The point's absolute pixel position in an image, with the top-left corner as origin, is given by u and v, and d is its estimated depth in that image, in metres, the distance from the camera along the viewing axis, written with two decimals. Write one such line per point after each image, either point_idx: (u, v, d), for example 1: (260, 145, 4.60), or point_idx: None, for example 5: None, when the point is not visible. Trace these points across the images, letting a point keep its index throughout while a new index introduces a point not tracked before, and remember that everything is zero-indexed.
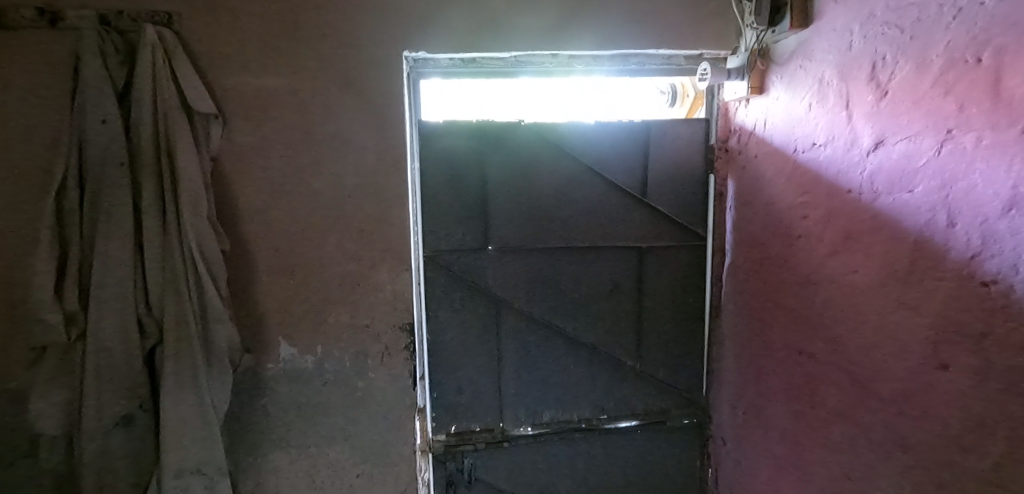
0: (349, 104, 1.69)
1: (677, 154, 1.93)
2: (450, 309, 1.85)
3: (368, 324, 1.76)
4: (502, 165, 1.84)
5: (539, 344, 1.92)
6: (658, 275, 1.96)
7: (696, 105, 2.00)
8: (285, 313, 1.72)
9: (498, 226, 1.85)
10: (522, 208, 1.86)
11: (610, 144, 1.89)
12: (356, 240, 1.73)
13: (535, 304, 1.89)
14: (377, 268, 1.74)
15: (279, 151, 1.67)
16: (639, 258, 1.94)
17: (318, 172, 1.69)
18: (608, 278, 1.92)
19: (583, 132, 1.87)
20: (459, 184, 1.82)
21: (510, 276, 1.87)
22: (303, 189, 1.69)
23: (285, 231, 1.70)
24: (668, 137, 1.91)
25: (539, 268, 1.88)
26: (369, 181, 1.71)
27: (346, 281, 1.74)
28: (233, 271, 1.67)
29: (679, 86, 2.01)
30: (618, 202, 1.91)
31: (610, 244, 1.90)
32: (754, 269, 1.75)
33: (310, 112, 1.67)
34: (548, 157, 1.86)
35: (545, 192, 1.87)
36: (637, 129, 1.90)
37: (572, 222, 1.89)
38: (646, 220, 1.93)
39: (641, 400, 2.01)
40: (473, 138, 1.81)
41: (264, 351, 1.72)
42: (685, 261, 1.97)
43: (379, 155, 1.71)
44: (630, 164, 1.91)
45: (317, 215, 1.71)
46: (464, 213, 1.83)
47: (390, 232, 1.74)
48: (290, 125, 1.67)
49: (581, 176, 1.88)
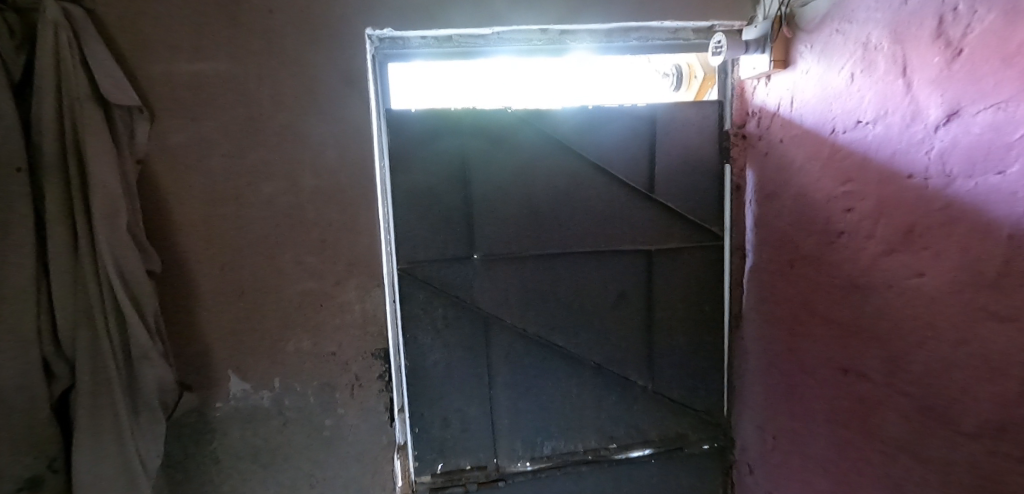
0: (302, 93, 1.42)
1: (687, 142, 1.68)
2: (431, 330, 1.59)
3: (333, 352, 1.49)
4: (487, 160, 1.58)
5: (536, 366, 1.66)
6: (670, 281, 1.71)
7: (705, 87, 1.80)
8: (235, 342, 1.45)
9: (484, 231, 1.59)
10: (511, 209, 1.60)
11: (611, 133, 1.64)
12: (317, 253, 1.46)
13: (531, 320, 1.63)
14: (343, 285, 1.48)
15: (220, 151, 1.41)
16: (648, 264, 1.68)
17: (269, 174, 1.43)
18: (614, 287, 1.67)
19: (579, 120, 1.62)
20: (437, 183, 1.56)
21: (499, 288, 1.61)
22: (251, 195, 1.42)
23: (231, 245, 1.43)
24: (676, 124, 1.66)
25: (533, 278, 1.62)
26: (329, 182, 1.45)
27: (307, 302, 1.47)
28: (169, 294, 1.40)
29: (685, 67, 1.81)
30: (623, 200, 1.66)
31: (615, 247, 1.65)
32: (783, 273, 1.50)
33: (256, 104, 1.41)
34: (540, 150, 1.61)
35: (538, 191, 1.61)
36: (640, 113, 1.64)
37: (570, 224, 1.63)
38: (655, 219, 1.68)
39: (654, 425, 1.76)
40: (451, 129, 1.55)
41: (209, 388, 1.45)
42: (700, 264, 1.72)
43: (341, 152, 1.45)
44: (635, 155, 1.66)
45: (269, 225, 1.44)
46: (444, 218, 1.57)
47: (356, 243, 1.48)
48: (233, 118, 1.41)
49: (578, 171, 1.63)
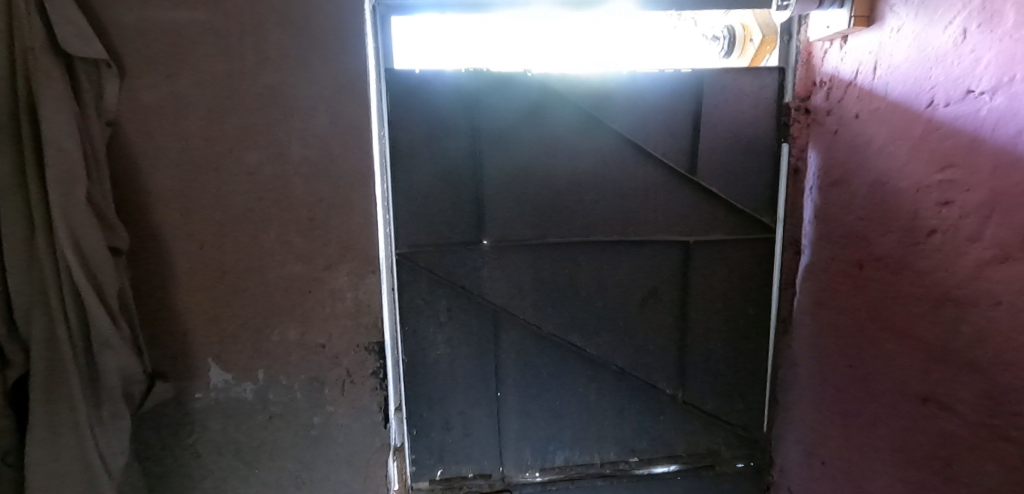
0: (290, 49, 1.24)
1: (739, 116, 1.42)
2: (434, 324, 1.42)
3: (323, 344, 1.33)
4: (502, 133, 1.37)
5: (550, 368, 1.47)
6: (710, 278, 1.48)
7: (762, 53, 1.55)
8: (215, 329, 1.31)
9: (495, 215, 1.39)
10: (528, 190, 1.39)
11: (647, 103, 1.40)
12: (304, 234, 1.29)
13: (546, 317, 1.44)
14: (334, 270, 1.31)
15: (198, 114, 1.23)
16: (686, 258, 1.46)
17: (252, 142, 1.25)
18: (643, 283, 1.46)
19: (611, 87, 1.38)
20: (443, 158, 1.36)
21: (511, 280, 1.41)
22: (231, 165, 1.25)
23: (211, 221, 1.27)
24: (727, 94, 1.41)
25: (551, 270, 1.42)
26: (320, 153, 1.27)
27: (294, 287, 1.31)
28: (143, 273, 1.26)
29: (739, 29, 1.59)
30: (657, 183, 1.43)
31: (646, 237, 1.43)
32: (850, 275, 1.26)
33: (237, 60, 1.23)
34: (563, 121, 1.39)
35: (560, 169, 1.40)
36: (683, 81, 1.40)
37: (595, 208, 1.42)
38: (696, 206, 1.44)
39: (682, 438, 1.56)
40: (461, 95, 1.34)
41: (187, 377, 1.32)
42: (746, 260, 1.49)
43: (334, 118, 1.27)
44: (675, 130, 1.42)
45: (251, 200, 1.27)
46: (450, 198, 1.38)
47: (349, 223, 1.30)
48: (213, 76, 1.23)
49: (607, 148, 1.40)
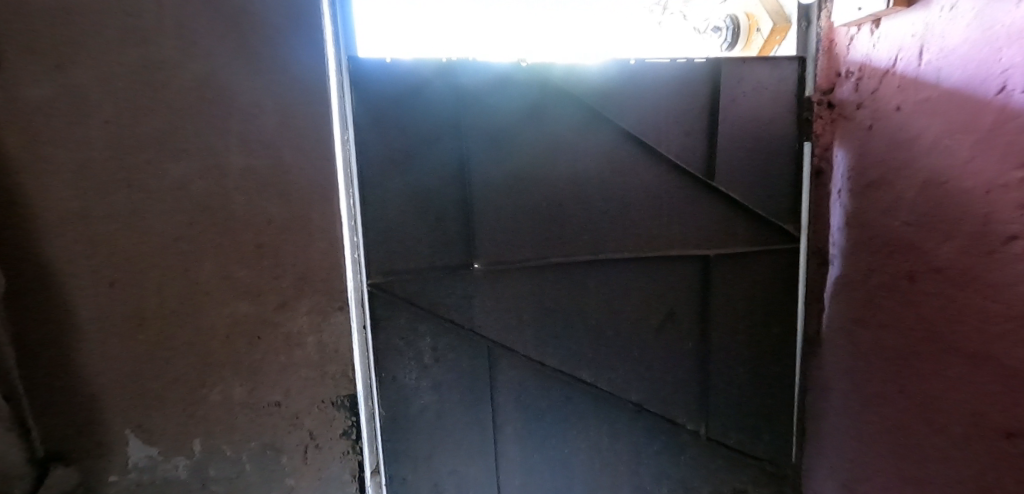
0: (226, 32, 0.98)
1: (759, 111, 1.25)
2: (416, 367, 1.17)
3: (278, 403, 1.07)
4: (492, 135, 1.15)
5: (557, 411, 1.25)
6: (731, 296, 1.30)
7: (771, 43, 1.40)
8: (133, 392, 1.01)
9: (487, 233, 1.16)
10: (525, 201, 1.18)
11: (658, 97, 1.22)
12: (251, 266, 1.03)
13: (551, 351, 1.22)
14: (291, 310, 1.05)
15: (103, 115, 0.94)
16: (705, 275, 1.28)
17: (178, 150, 0.98)
18: (659, 305, 1.26)
19: (615, 78, 1.19)
20: (423, 166, 1.13)
21: (508, 310, 1.19)
22: (150, 180, 0.97)
23: (125, 253, 0.98)
24: (745, 86, 1.24)
25: (554, 295, 1.20)
26: (269, 163, 1.01)
27: (239, 333, 1.04)
28: (29, 327, 0.94)
29: (743, 18, 1.45)
30: (672, 189, 1.24)
31: (661, 253, 1.24)
32: (898, 289, 1.11)
33: (155, 46, 0.95)
34: (563, 120, 1.18)
35: (560, 176, 1.19)
36: (695, 72, 1.22)
37: (603, 221, 1.21)
38: (715, 215, 1.27)
39: (704, 479, 1.38)
40: (442, 89, 1.12)
41: (96, 458, 1.01)
42: (769, 274, 1.32)
43: (285, 118, 1.01)
44: (688, 128, 1.24)
45: (179, 225, 0.99)
46: (433, 214, 1.14)
47: (309, 249, 1.04)
48: (123, 67, 0.95)
49: (613, 150, 1.21)
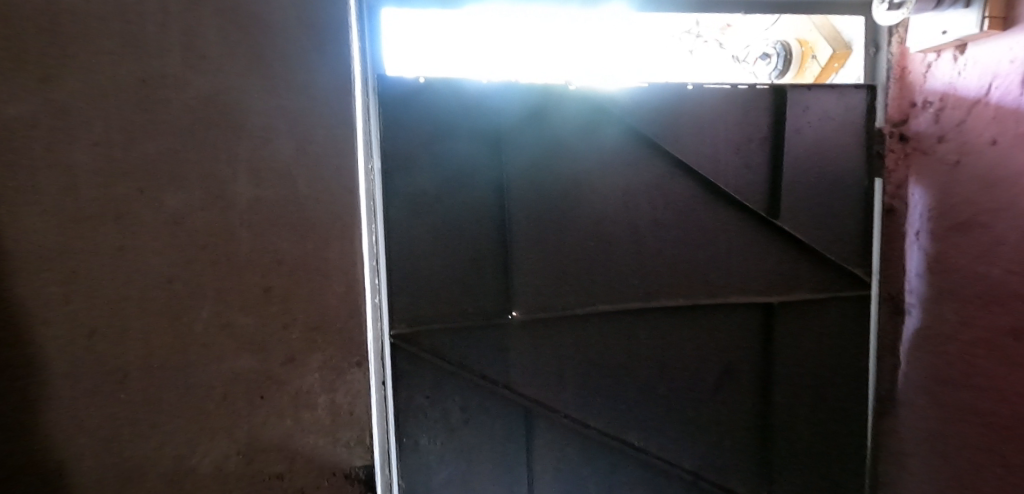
0: (240, 45, 0.86)
1: (826, 143, 1.13)
2: (442, 432, 1.02)
3: (281, 475, 0.91)
4: (533, 166, 1.03)
5: (600, 480, 1.10)
6: (795, 350, 1.15)
7: (829, 71, 1.28)
8: (109, 463, 0.85)
9: (525, 276, 1.03)
10: (568, 240, 1.04)
11: (717, 126, 1.09)
12: (255, 313, 0.88)
13: (595, 412, 1.07)
14: (300, 365, 0.90)
15: (92, 136, 0.81)
16: (768, 326, 1.13)
17: (177, 178, 0.84)
18: (715, 360, 1.12)
19: (670, 104, 1.07)
20: (456, 199, 1.00)
21: (548, 365, 1.04)
22: (143, 213, 0.84)
23: (109, 296, 0.83)
24: (811, 116, 1.12)
25: (598, 347, 1.06)
26: (281, 194, 0.88)
27: (239, 393, 0.88)
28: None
29: (795, 44, 1.34)
30: (731, 229, 1.11)
31: (718, 301, 1.10)
32: (997, 349, 0.96)
33: (158, 59, 0.83)
34: (612, 150, 1.05)
35: (608, 212, 1.06)
36: (757, 99, 1.11)
37: (655, 264, 1.08)
38: (778, 259, 1.13)
39: None
40: (480, 113, 0.99)
41: None
42: (837, 325, 1.17)
43: (303, 144, 0.89)
44: (749, 161, 1.11)
45: (174, 264, 0.85)
46: (465, 254, 1.01)
47: (323, 295, 0.90)
48: (119, 82, 0.82)
49: (666, 184, 1.08)
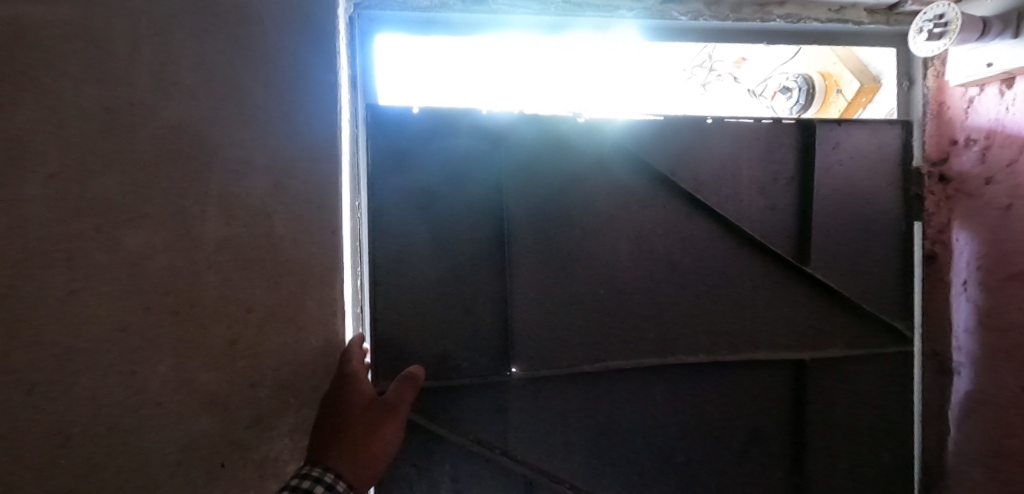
0: (216, 72, 0.78)
1: (858, 183, 1.03)
2: None
3: None
4: (538, 204, 0.93)
5: None
6: (829, 413, 1.03)
7: (856, 105, 1.21)
8: None
9: (528, 327, 0.92)
10: (576, 286, 0.94)
11: (739, 164, 1.00)
12: (220, 369, 0.79)
13: (604, 482, 0.95)
14: (270, 427, 0.82)
15: (46, 168, 0.72)
16: (799, 386, 1.02)
17: (140, 215, 0.75)
18: (740, 423, 1.00)
19: (688, 139, 0.98)
20: (451, 239, 0.91)
21: (551, 428, 0.93)
22: (98, 253, 0.74)
23: (52, 350, 0.72)
24: (842, 154, 1.02)
25: (609, 408, 0.95)
26: (255, 235, 0.80)
27: (199, 458, 0.78)
28: None
29: (818, 78, 1.27)
30: (755, 277, 1.01)
31: (742, 357, 0.99)
32: None
33: (125, 86, 0.75)
34: (625, 187, 0.96)
35: (620, 256, 0.96)
36: (781, 135, 1.02)
37: (672, 315, 0.98)
38: (807, 310, 1.02)
39: None
40: (479, 146, 0.91)
41: None
42: (877, 385, 1.04)
43: (280, 179, 0.81)
44: (775, 201, 1.01)
45: (130, 310, 0.75)
46: (461, 301, 0.91)
47: (298, 348, 0.83)
48: (83, 109, 0.73)
49: (683, 226, 0.98)
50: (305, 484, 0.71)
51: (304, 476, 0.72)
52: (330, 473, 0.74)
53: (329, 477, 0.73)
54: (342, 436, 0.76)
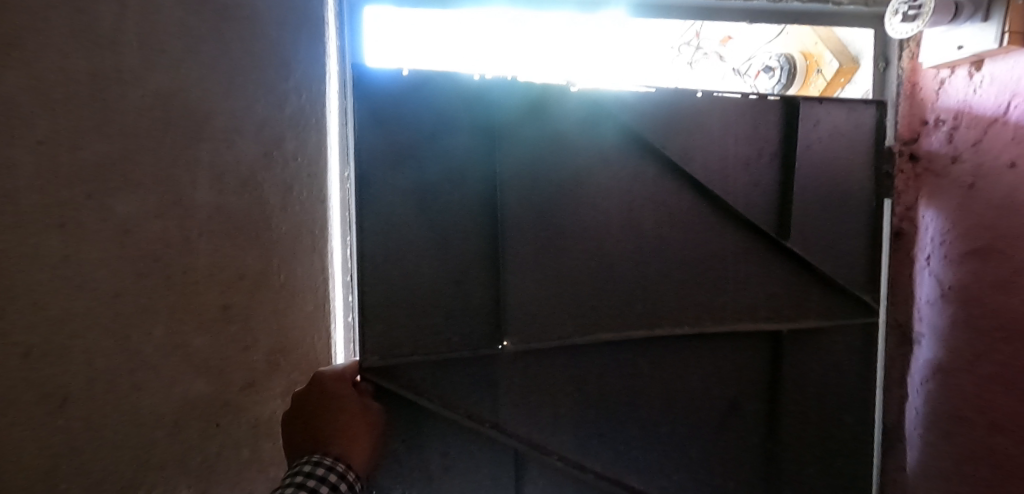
0: (203, 40, 0.79)
1: (835, 160, 1.07)
2: (424, 483, 0.92)
3: None
4: (531, 173, 0.95)
5: None
6: (800, 381, 1.08)
7: (835, 85, 1.24)
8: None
9: (518, 298, 0.95)
10: (569, 255, 0.97)
11: (726, 141, 1.03)
12: (213, 333, 0.82)
13: (594, 453, 0.99)
14: (261, 390, 0.85)
15: (34, 135, 0.73)
16: (777, 358, 1.07)
17: (127, 183, 0.77)
18: (723, 393, 1.05)
19: (675, 113, 1.00)
20: (446, 208, 0.91)
21: (542, 400, 0.96)
22: (87, 218, 0.75)
23: (49, 315, 0.74)
24: (822, 132, 1.06)
25: (597, 380, 0.99)
26: (246, 203, 0.82)
27: (194, 417, 0.82)
28: None
29: (799, 58, 1.31)
30: (737, 252, 1.05)
31: (725, 328, 1.04)
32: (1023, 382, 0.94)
33: (111, 53, 0.75)
34: (615, 158, 0.99)
35: (610, 225, 0.99)
36: (766, 111, 1.05)
37: (657, 289, 1.01)
38: (785, 284, 1.07)
39: None
40: (474, 115, 0.91)
41: None
42: (844, 355, 1.10)
43: (271, 148, 0.83)
44: (760, 178, 1.05)
45: (122, 276, 0.77)
46: (455, 270, 0.93)
47: (287, 315, 0.85)
48: (68, 77, 0.74)
49: (667, 198, 1.01)
50: (322, 472, 0.75)
51: (313, 464, 0.75)
52: (340, 461, 0.78)
53: (337, 464, 0.78)
54: (334, 429, 0.81)
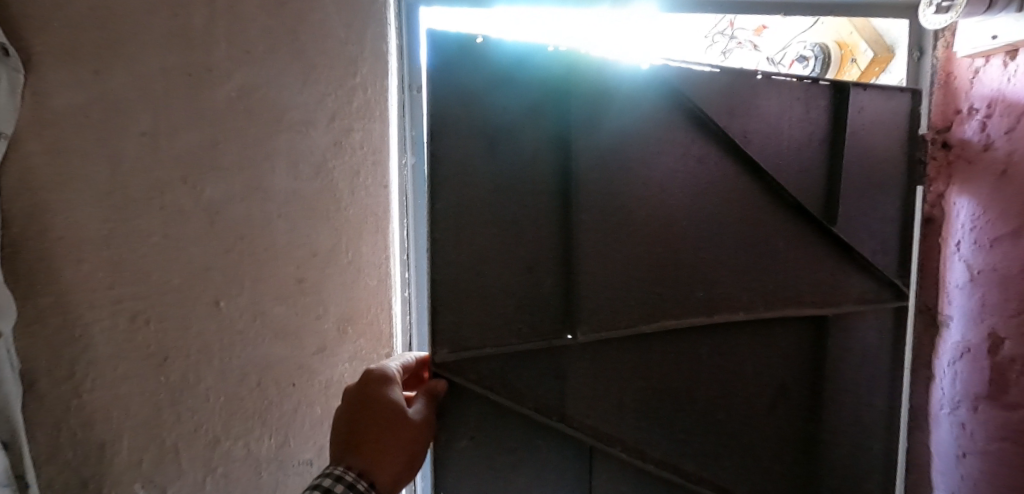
0: (281, 40, 0.88)
1: (874, 147, 1.10)
2: (493, 471, 0.95)
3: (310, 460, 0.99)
4: (601, 152, 0.94)
5: None
6: (834, 361, 1.13)
7: (869, 74, 1.26)
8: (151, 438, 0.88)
9: (591, 283, 0.96)
10: (635, 234, 0.99)
11: (781, 127, 1.06)
12: (290, 303, 0.92)
13: (655, 437, 1.03)
14: (331, 354, 0.97)
15: (139, 126, 0.82)
16: (822, 342, 1.12)
17: (215, 169, 0.87)
18: (775, 378, 1.10)
19: (733, 98, 1.03)
20: (520, 187, 0.91)
21: (607, 389, 0.99)
22: (183, 199, 0.85)
23: (153, 284, 0.85)
24: (864, 119, 1.09)
25: (660, 368, 1.03)
26: (318, 188, 0.92)
27: (275, 376, 0.93)
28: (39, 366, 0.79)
29: (834, 46, 1.32)
30: (788, 240, 1.08)
31: (779, 312, 1.08)
32: None
33: (203, 53, 0.84)
34: (678, 136, 1.00)
35: (672, 204, 1.01)
36: (817, 95, 1.08)
37: (710, 271, 1.05)
38: (829, 268, 1.11)
39: None
40: (547, 93, 0.90)
41: None
42: (874, 336, 1.14)
43: (340, 139, 0.92)
44: (808, 163, 1.08)
45: (212, 252, 0.88)
46: (528, 253, 0.92)
47: (354, 288, 0.96)
48: (167, 74, 0.83)
49: (722, 182, 1.04)
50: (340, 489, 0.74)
51: (334, 478, 0.75)
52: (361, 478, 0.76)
53: (358, 481, 0.76)
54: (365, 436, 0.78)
